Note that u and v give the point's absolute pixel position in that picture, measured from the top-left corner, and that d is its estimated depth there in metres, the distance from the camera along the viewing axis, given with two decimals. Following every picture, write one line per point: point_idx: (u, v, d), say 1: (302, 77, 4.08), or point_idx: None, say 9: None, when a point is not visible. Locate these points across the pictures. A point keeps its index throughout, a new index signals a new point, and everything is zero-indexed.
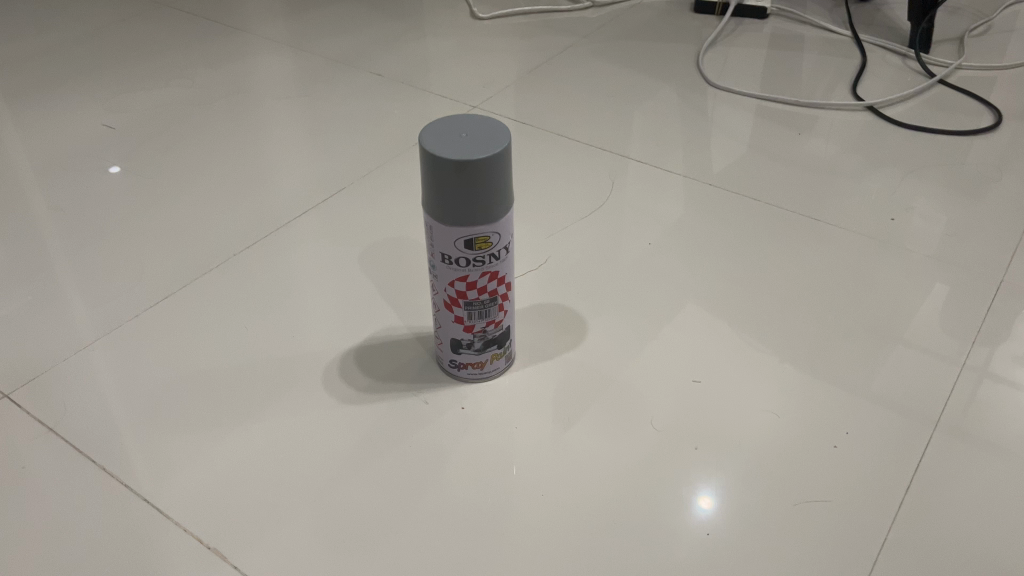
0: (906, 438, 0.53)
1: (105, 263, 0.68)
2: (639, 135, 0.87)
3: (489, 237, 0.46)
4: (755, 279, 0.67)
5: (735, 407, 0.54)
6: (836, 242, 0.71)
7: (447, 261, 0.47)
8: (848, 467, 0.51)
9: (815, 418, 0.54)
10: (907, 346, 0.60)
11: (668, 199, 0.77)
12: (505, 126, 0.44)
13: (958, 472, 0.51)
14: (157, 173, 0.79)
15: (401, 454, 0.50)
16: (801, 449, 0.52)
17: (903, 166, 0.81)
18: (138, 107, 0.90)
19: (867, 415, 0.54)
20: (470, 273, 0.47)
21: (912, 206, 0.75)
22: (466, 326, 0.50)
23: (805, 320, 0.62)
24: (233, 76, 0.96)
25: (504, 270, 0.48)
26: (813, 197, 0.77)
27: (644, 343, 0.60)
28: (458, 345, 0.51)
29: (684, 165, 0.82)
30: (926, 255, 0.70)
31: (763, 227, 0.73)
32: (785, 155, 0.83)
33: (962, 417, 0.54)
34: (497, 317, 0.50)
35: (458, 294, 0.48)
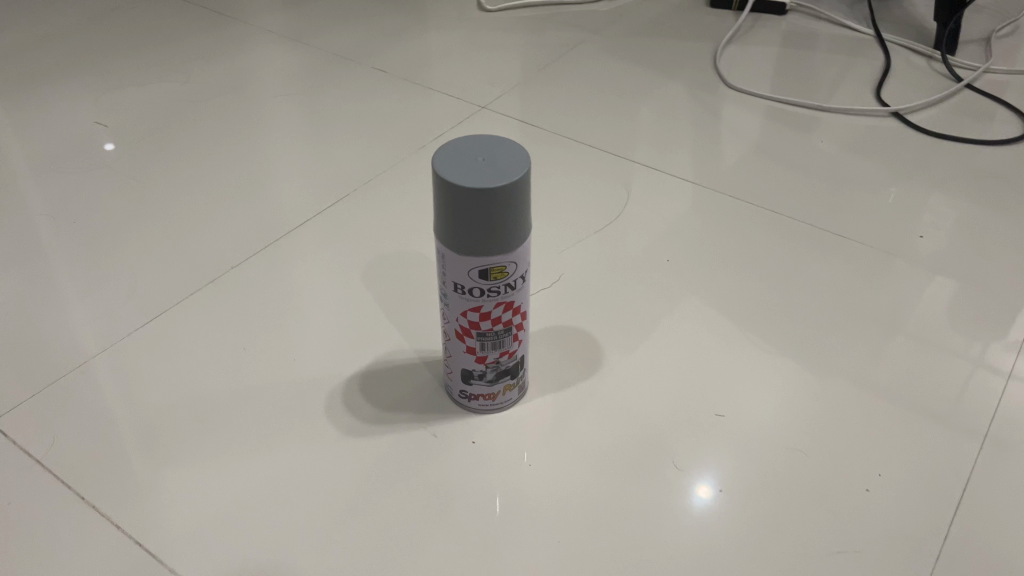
0: (942, 479, 0.50)
1: (97, 273, 0.64)
2: (654, 139, 0.84)
3: (505, 267, 0.43)
4: (777, 299, 0.64)
5: (746, 423, 0.53)
6: (860, 257, 0.68)
7: (460, 291, 0.44)
8: (880, 513, 0.48)
9: (844, 456, 0.51)
10: (939, 375, 0.57)
11: (685, 210, 0.74)
12: (524, 149, 0.42)
13: (998, 519, 0.48)
14: (152, 175, 0.76)
15: (408, 494, 0.48)
16: (830, 492, 0.49)
17: (930, 176, 0.78)
18: (131, 104, 0.87)
19: (899, 454, 0.51)
20: (483, 304, 0.44)
21: (940, 219, 0.72)
22: (478, 357, 0.47)
23: (830, 346, 0.59)
24: (232, 71, 0.92)
25: (520, 300, 0.46)
26: (836, 209, 0.74)
27: (661, 369, 0.57)
28: (470, 375, 0.48)
29: (701, 173, 0.79)
30: (956, 274, 0.66)
31: (784, 242, 0.70)
32: (806, 163, 0.80)
33: (999, 457, 0.51)
34: (511, 348, 0.47)
35: (471, 324, 0.45)
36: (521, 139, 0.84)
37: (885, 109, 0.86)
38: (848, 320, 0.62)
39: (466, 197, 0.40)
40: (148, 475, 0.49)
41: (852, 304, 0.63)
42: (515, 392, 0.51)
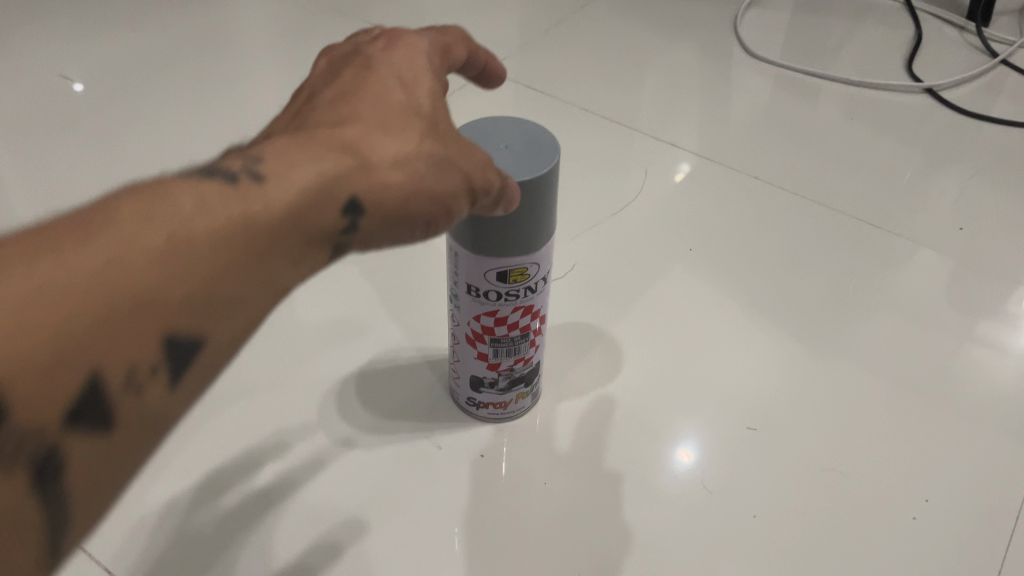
0: (996, 506, 0.45)
1: None
2: (670, 111, 0.78)
3: (526, 269, 0.38)
4: (808, 293, 0.59)
5: (737, 390, 0.51)
6: (896, 245, 0.63)
7: (473, 293, 0.39)
8: (932, 545, 0.43)
9: (890, 478, 0.46)
10: (990, 383, 0.52)
11: (707, 191, 0.69)
12: (552, 138, 0.37)
13: None
14: (126, 137, 0.70)
15: (410, 516, 0.43)
16: (877, 519, 0.44)
17: (968, 157, 0.72)
18: (101, 54, 0.80)
19: (948, 476, 0.47)
20: (499, 308, 0.39)
21: (982, 205, 0.67)
22: (490, 364, 0.42)
23: (868, 347, 0.55)
24: (217, 27, 0.86)
25: (539, 304, 0.41)
26: (870, 190, 0.68)
27: (648, 326, 0.56)
28: (479, 383, 0.44)
29: (722, 149, 0.73)
30: (1003, 266, 0.61)
31: (812, 226, 0.65)
32: (835, 139, 0.74)
33: None
34: (526, 354, 0.43)
35: (484, 329, 0.40)
36: (527, 111, 0.78)
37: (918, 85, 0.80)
38: (886, 318, 0.57)
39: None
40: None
41: (889, 300, 0.58)
42: (527, 398, 0.47)
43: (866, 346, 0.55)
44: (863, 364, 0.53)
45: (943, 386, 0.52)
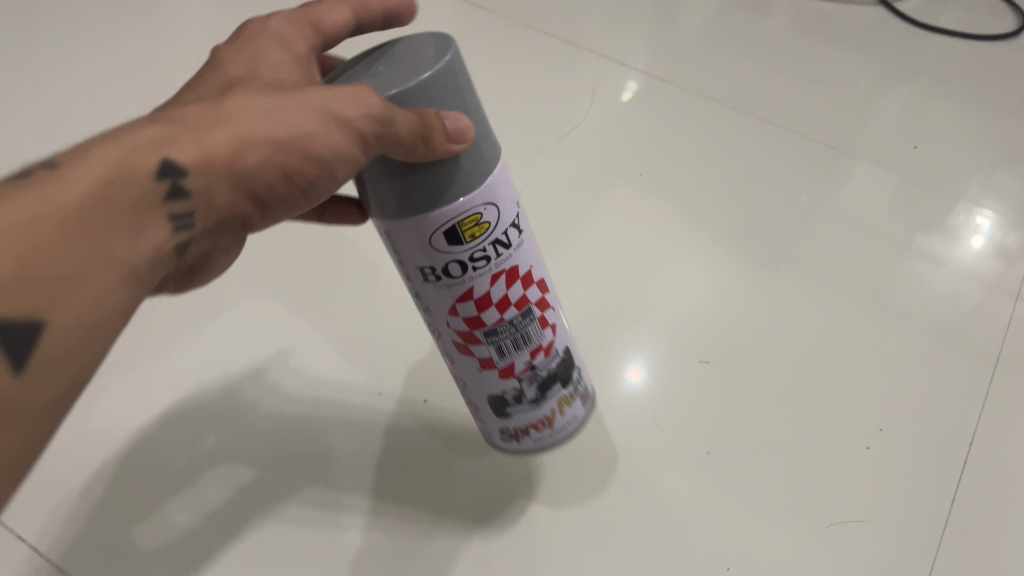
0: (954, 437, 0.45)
1: None
2: (616, 22, 0.75)
3: (479, 215, 0.33)
4: (758, 215, 0.58)
5: (685, 307, 0.52)
6: (851, 161, 0.62)
7: (434, 276, 0.34)
8: (884, 474, 0.44)
9: (845, 406, 0.46)
10: (942, 302, 0.52)
11: (654, 108, 0.66)
12: (435, 34, 0.31)
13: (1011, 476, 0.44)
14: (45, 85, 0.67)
15: (371, 476, 0.45)
16: (832, 451, 0.44)
17: (922, 67, 0.70)
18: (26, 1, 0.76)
19: (902, 401, 0.47)
20: (474, 283, 0.34)
21: (937, 119, 0.65)
22: (505, 372, 0.38)
23: (821, 268, 0.54)
24: None
25: (517, 262, 0.35)
26: (821, 105, 0.66)
27: (598, 241, 0.56)
28: (504, 402, 0.40)
29: (670, 63, 0.71)
30: (956, 181, 0.60)
31: (773, 145, 0.63)
32: (786, 51, 0.72)
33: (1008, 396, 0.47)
34: (532, 344, 0.38)
35: (471, 322, 0.36)
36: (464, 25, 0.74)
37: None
38: (853, 245, 0.55)
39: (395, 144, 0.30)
40: (92, 485, 0.45)
41: (847, 222, 0.57)
42: (577, 408, 0.42)
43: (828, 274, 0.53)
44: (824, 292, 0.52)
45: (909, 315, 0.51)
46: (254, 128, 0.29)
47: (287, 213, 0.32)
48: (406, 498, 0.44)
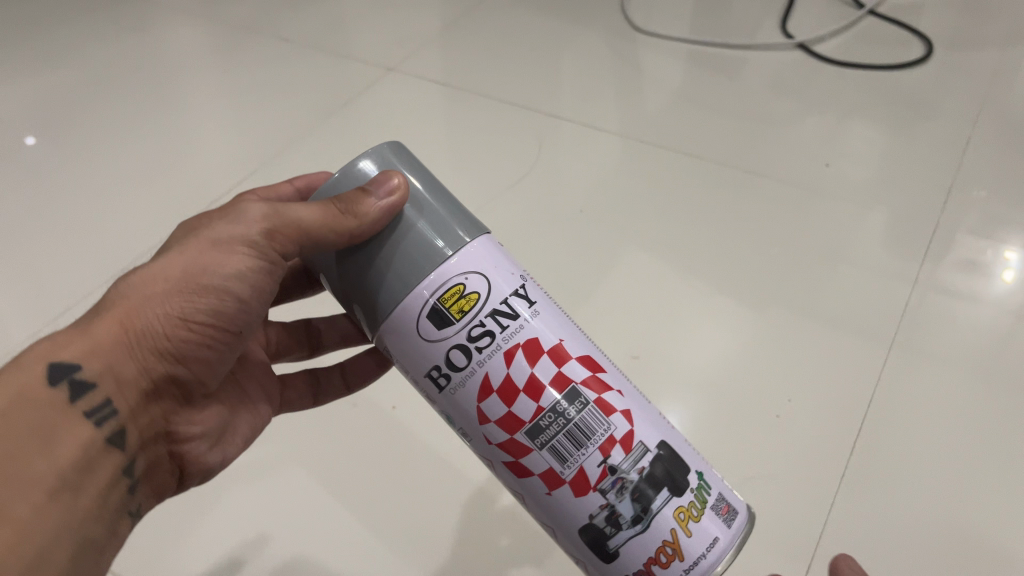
0: (854, 400, 0.55)
1: (40, 270, 0.69)
2: (566, 88, 0.88)
3: (457, 286, 0.35)
4: (693, 232, 0.69)
5: (698, 357, 0.59)
6: (769, 179, 0.73)
7: (445, 377, 0.36)
8: (789, 433, 0.54)
9: (761, 385, 0.57)
10: (851, 293, 0.62)
11: (603, 152, 0.79)
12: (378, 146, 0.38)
13: (897, 428, 0.54)
14: (83, 168, 0.80)
15: (361, 464, 0.56)
16: (747, 420, 0.55)
17: (836, 97, 0.82)
18: (54, 110, 0.88)
19: (809, 376, 0.57)
20: (488, 368, 0.35)
21: (851, 140, 0.76)
22: (580, 485, 0.35)
23: (745, 272, 0.65)
24: (151, 56, 0.96)
25: (535, 335, 0.36)
26: (747, 136, 0.78)
27: (620, 301, 0.64)
28: (601, 525, 0.36)
29: (617, 118, 0.83)
30: (867, 190, 0.71)
31: (706, 174, 0.74)
32: (720, 96, 0.84)
33: (898, 363, 0.57)
34: (596, 442, 0.35)
35: (506, 420, 0.35)
36: (438, 97, 0.87)
37: (791, 40, 0.91)
38: (773, 254, 0.66)
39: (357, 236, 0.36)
40: None
41: (768, 232, 0.68)
42: (707, 529, 0.36)
43: (751, 280, 0.64)
44: (747, 297, 0.63)
45: (817, 308, 0.62)
46: (135, 298, 0.36)
47: (217, 352, 0.38)
48: (399, 482, 0.55)
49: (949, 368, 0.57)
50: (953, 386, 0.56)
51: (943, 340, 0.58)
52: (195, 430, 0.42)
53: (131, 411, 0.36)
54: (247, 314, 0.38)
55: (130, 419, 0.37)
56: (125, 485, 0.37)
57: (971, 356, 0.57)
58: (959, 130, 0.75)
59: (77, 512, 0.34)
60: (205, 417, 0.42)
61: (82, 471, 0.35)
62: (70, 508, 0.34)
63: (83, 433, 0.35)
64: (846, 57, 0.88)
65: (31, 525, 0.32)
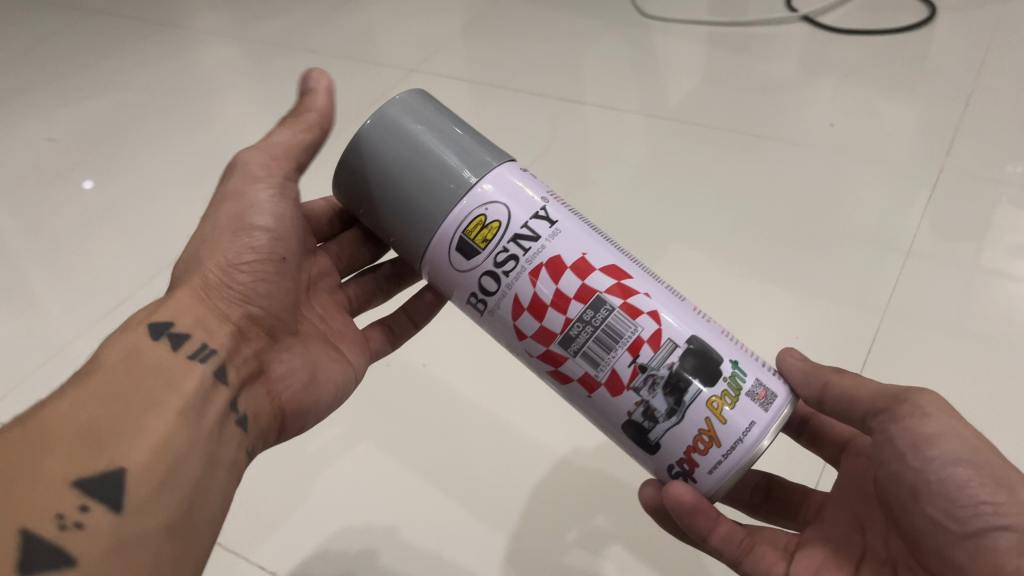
0: (854, 341, 0.63)
1: (124, 289, 0.77)
2: (583, 74, 0.93)
3: (480, 221, 0.41)
4: (718, 206, 0.75)
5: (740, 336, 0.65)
6: (781, 151, 0.79)
7: (482, 301, 0.43)
8: None
9: (777, 328, 0.65)
10: (860, 248, 0.69)
11: (626, 135, 0.84)
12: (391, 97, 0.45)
13: (902, 356, 0.61)
14: (152, 191, 0.87)
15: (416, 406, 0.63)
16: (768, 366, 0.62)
17: (839, 71, 0.88)
18: (114, 139, 0.95)
19: (823, 321, 0.64)
20: (516, 289, 0.42)
21: (855, 110, 0.83)
22: (615, 386, 0.41)
23: (766, 238, 0.72)
24: (194, 79, 1.03)
25: (557, 254, 0.41)
26: (758, 113, 0.84)
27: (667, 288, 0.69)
28: (639, 421, 0.41)
29: (636, 100, 0.88)
30: (874, 156, 0.77)
31: (723, 151, 0.81)
32: (731, 76, 0.90)
33: (902, 303, 0.65)
34: (620, 348, 0.41)
35: (539, 334, 0.42)
36: (465, 88, 0.93)
37: (796, 14, 0.97)
38: (790, 223, 0.72)
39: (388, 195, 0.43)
40: None
41: (785, 201, 0.74)
42: (741, 414, 0.40)
43: (766, 247, 0.71)
44: (760, 265, 0.70)
45: (825, 273, 0.68)
46: (196, 268, 0.45)
47: (274, 284, 0.46)
48: (465, 422, 0.61)
49: (949, 305, 0.64)
50: (950, 321, 0.63)
51: (940, 291, 0.65)
52: (290, 373, 0.47)
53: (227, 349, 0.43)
54: (283, 243, 0.46)
55: (228, 356, 0.43)
56: (237, 422, 0.42)
57: (965, 302, 0.64)
58: (952, 93, 0.82)
59: (206, 429, 0.40)
60: (297, 363, 0.48)
61: (201, 394, 0.40)
62: (192, 424, 0.39)
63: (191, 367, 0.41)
64: (850, 26, 0.95)
65: (169, 438, 0.37)
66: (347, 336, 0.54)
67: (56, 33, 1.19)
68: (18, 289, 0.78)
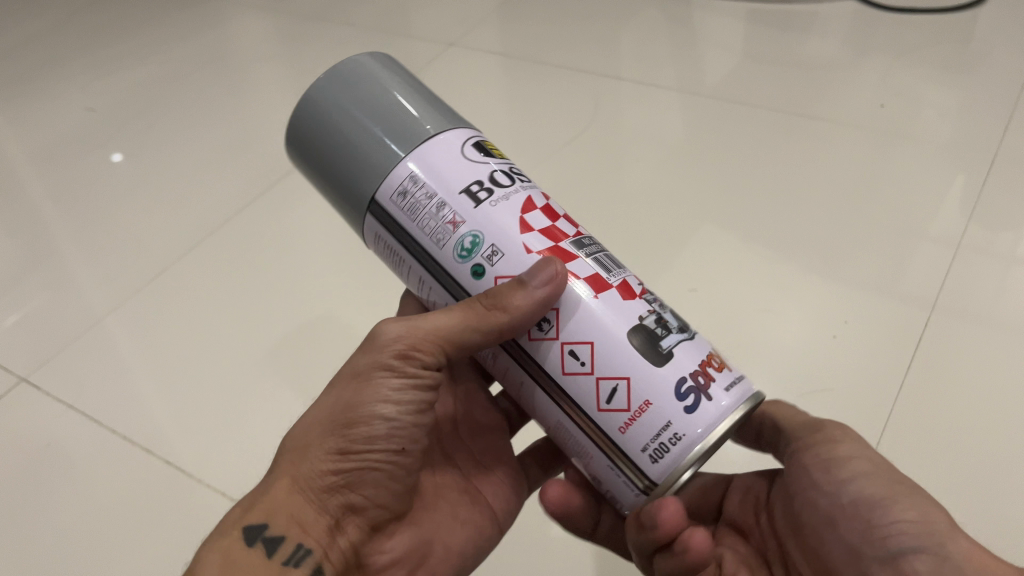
0: (903, 329, 0.61)
1: (154, 260, 0.76)
2: (621, 50, 0.91)
3: (477, 142, 0.40)
4: (759, 187, 0.73)
5: (778, 322, 0.63)
6: (826, 131, 0.77)
7: (484, 190, 0.37)
8: (846, 356, 0.60)
9: (819, 314, 0.63)
10: (914, 237, 0.67)
11: (665, 114, 0.82)
12: None
13: (955, 349, 0.59)
14: (182, 162, 0.87)
15: None
16: (811, 352, 0.61)
17: (888, 52, 0.85)
18: (144, 111, 0.95)
19: (871, 307, 0.63)
20: (529, 192, 0.39)
21: (907, 92, 0.80)
22: (626, 292, 0.37)
23: (809, 221, 0.70)
24: (225, 52, 1.02)
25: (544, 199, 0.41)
26: (803, 93, 0.82)
27: (706, 266, 0.68)
28: (663, 327, 0.37)
29: (676, 77, 0.86)
30: (924, 140, 0.75)
31: (765, 131, 0.78)
32: (774, 54, 0.87)
33: (954, 295, 0.63)
34: (627, 269, 0.38)
35: (552, 230, 0.38)
36: (499, 65, 0.91)
37: None
38: (834, 206, 0.70)
39: (343, 144, 0.39)
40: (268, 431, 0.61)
41: (828, 183, 0.72)
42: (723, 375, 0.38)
43: (810, 232, 0.69)
44: (805, 247, 0.68)
45: (872, 258, 0.66)
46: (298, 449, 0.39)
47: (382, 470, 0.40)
48: None
49: (1008, 298, 0.62)
50: (1005, 315, 0.61)
51: (989, 280, 0.63)
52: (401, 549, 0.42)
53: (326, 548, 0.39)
54: (404, 430, 0.40)
55: (329, 554, 0.39)
56: None
57: (1015, 290, 0.62)
58: (1009, 76, 0.79)
59: None
60: (407, 537, 0.43)
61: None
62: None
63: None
64: (899, 4, 0.91)
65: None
66: (493, 478, 0.49)
67: (85, 6, 1.18)
68: (48, 260, 0.78)
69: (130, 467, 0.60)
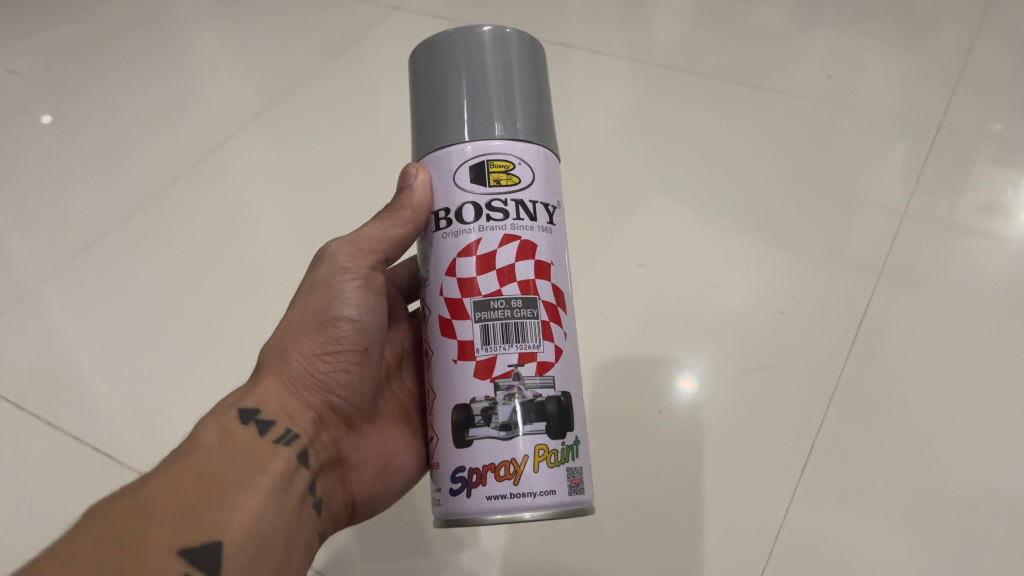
0: (848, 304, 0.62)
1: (86, 232, 0.74)
2: (571, 11, 0.89)
3: (486, 167, 0.38)
4: (708, 158, 0.73)
5: (725, 294, 0.63)
6: (775, 101, 0.77)
7: (445, 220, 0.39)
8: (792, 327, 0.61)
9: (767, 284, 0.64)
10: (862, 207, 0.68)
11: (615, 82, 0.81)
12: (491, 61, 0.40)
13: (898, 321, 0.61)
14: (114, 126, 0.83)
15: None
16: (757, 322, 0.61)
17: (837, 19, 0.85)
18: (75, 71, 0.90)
19: (814, 278, 0.64)
20: (483, 236, 0.38)
21: (855, 63, 0.80)
22: (483, 369, 0.37)
23: (756, 191, 0.70)
24: (159, 8, 0.97)
25: (535, 242, 0.38)
26: (752, 64, 0.81)
27: (653, 239, 0.68)
28: (487, 414, 0.37)
29: (626, 43, 0.85)
30: (870, 111, 0.75)
31: (715, 101, 0.78)
32: (724, 21, 0.86)
33: (898, 268, 0.64)
34: (520, 349, 0.37)
35: (470, 291, 0.37)
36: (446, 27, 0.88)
37: None
38: (782, 177, 0.70)
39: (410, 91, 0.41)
40: None
41: (776, 152, 0.72)
42: (561, 476, 0.37)
43: (758, 202, 0.69)
44: (753, 219, 0.68)
45: (817, 232, 0.67)
46: (281, 351, 0.41)
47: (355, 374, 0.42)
48: None
49: (945, 273, 0.63)
50: (946, 290, 0.62)
51: (930, 254, 0.64)
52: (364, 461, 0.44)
53: (310, 437, 0.40)
54: (367, 333, 0.43)
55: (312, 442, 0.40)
56: (314, 505, 0.39)
57: (952, 267, 0.64)
58: (952, 49, 0.80)
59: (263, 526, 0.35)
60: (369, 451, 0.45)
61: (286, 479, 0.37)
62: (279, 505, 0.36)
63: (275, 453, 0.38)
64: None
65: (258, 520, 0.35)
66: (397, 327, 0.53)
67: None
68: None
69: (76, 461, 0.60)
